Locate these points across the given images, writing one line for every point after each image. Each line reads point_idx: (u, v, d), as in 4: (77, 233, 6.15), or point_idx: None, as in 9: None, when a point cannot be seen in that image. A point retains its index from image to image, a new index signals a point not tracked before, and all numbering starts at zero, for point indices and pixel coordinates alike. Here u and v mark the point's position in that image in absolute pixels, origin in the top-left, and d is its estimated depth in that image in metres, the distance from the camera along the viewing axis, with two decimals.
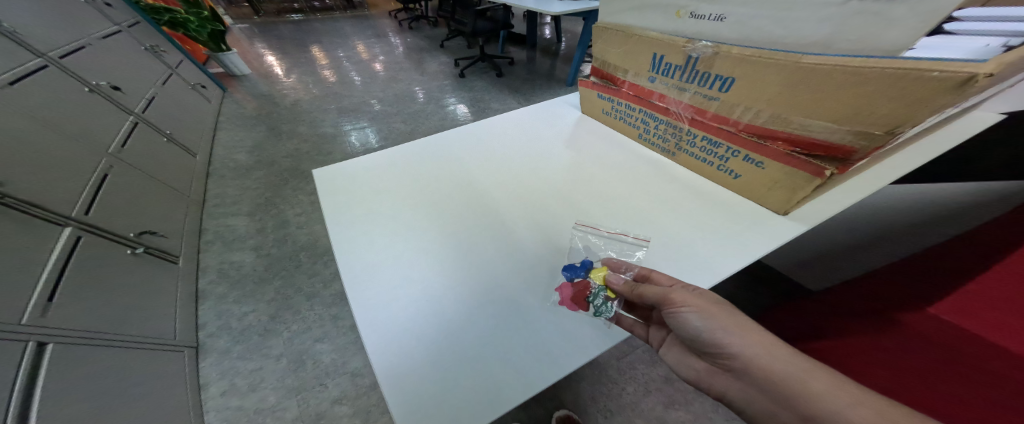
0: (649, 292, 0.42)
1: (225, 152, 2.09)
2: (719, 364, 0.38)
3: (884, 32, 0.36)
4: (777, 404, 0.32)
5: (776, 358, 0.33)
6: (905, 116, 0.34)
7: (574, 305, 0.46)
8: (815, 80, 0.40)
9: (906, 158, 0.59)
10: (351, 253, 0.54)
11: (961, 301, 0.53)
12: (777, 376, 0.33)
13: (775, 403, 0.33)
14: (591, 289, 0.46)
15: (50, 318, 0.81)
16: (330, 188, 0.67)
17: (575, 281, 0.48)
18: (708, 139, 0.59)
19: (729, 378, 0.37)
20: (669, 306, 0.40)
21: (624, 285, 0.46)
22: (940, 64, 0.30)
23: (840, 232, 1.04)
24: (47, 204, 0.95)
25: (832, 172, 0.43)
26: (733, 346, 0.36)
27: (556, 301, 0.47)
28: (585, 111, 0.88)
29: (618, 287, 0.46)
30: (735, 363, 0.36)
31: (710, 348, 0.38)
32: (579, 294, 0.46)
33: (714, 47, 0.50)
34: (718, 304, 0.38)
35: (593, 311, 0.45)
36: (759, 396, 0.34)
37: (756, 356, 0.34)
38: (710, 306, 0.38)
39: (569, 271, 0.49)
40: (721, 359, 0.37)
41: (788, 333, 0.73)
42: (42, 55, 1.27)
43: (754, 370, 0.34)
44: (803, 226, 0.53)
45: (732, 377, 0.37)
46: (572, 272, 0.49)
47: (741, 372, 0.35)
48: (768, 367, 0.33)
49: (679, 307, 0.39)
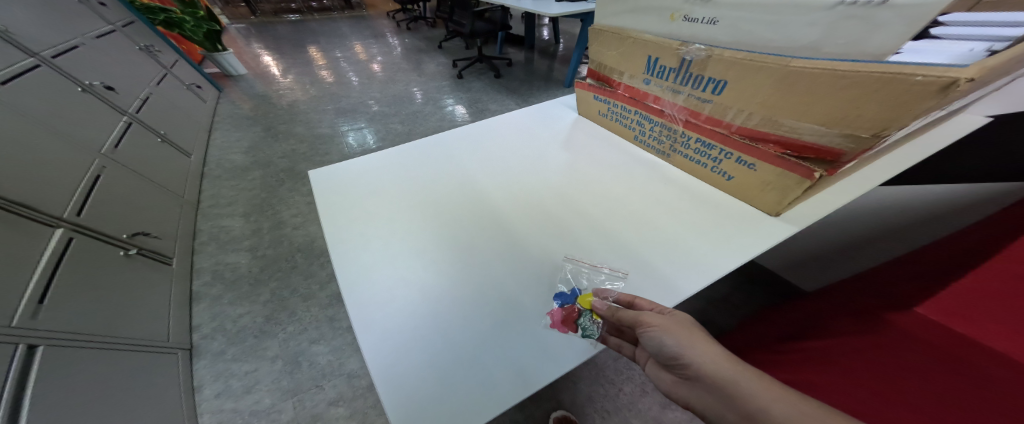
0: (624, 315, 0.42)
1: (220, 153, 2.08)
2: (681, 374, 0.37)
3: (871, 35, 0.37)
4: (725, 407, 0.31)
5: (724, 366, 0.32)
6: (891, 118, 0.35)
7: (563, 327, 0.45)
8: (804, 83, 0.41)
9: (894, 158, 0.60)
10: (346, 255, 0.54)
11: (948, 303, 0.53)
12: (724, 382, 0.32)
13: (722, 406, 0.32)
14: (579, 312, 0.46)
15: (41, 320, 0.80)
16: (326, 188, 0.67)
17: (566, 306, 0.47)
18: (702, 141, 0.59)
19: (689, 388, 0.36)
20: (641, 328, 0.40)
21: (607, 308, 0.45)
22: (924, 69, 0.31)
23: (833, 233, 1.06)
24: (38, 205, 0.94)
25: (821, 174, 0.44)
26: (689, 358, 0.35)
27: (546, 324, 0.46)
28: (581, 113, 0.89)
29: (603, 312, 0.45)
30: (692, 373, 0.35)
31: (668, 359, 0.38)
32: (568, 316, 0.46)
33: (707, 50, 0.51)
34: (682, 322, 0.38)
35: (582, 333, 0.45)
36: (711, 402, 0.33)
37: (704, 365, 0.34)
38: (674, 326, 0.38)
39: (560, 297, 0.47)
40: (680, 370, 0.36)
41: (782, 332, 0.74)
42: (35, 55, 1.25)
43: (706, 378, 0.33)
44: (794, 228, 0.54)
45: (689, 386, 0.36)
46: (563, 299, 0.47)
47: (697, 381, 0.34)
48: (718, 374, 0.32)
49: (648, 327, 0.39)
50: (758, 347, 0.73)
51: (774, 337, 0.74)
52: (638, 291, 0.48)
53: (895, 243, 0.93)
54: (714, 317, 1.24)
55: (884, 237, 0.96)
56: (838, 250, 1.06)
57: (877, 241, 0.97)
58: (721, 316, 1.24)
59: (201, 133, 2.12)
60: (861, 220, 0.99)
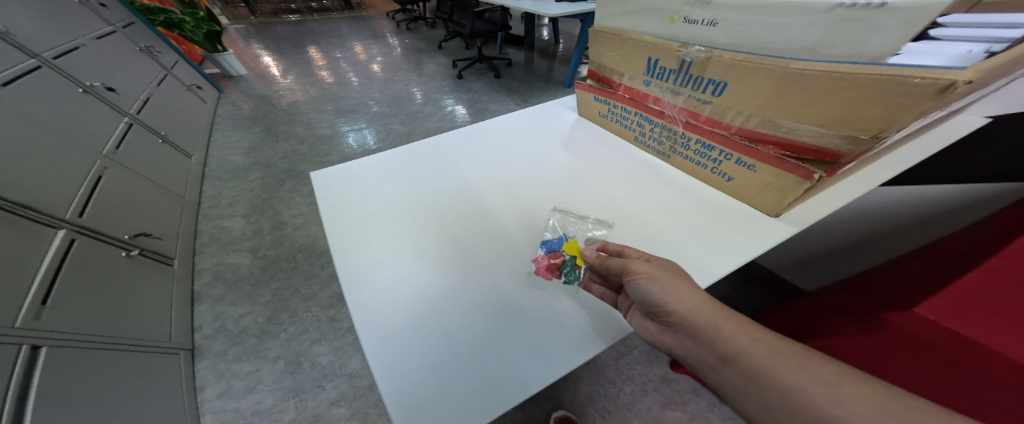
0: (612, 264, 0.43)
1: (221, 153, 2.08)
2: (663, 322, 0.39)
3: (872, 37, 0.37)
4: (705, 350, 0.35)
5: (703, 311, 0.35)
6: (890, 120, 0.35)
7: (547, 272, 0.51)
8: (803, 85, 0.41)
9: (892, 159, 0.60)
10: (348, 256, 0.54)
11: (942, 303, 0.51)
12: (703, 329, 0.35)
13: (702, 349, 0.35)
14: (563, 259, 0.51)
15: (44, 321, 0.80)
16: (327, 189, 0.67)
17: (551, 253, 0.53)
18: (702, 142, 0.59)
19: (672, 334, 0.38)
20: (627, 276, 0.41)
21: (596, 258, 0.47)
22: (922, 71, 0.31)
23: (832, 233, 1.06)
24: (40, 206, 0.95)
25: (820, 175, 0.44)
26: (671, 306, 0.37)
27: (533, 271, 0.52)
28: (581, 114, 0.89)
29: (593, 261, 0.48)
30: (674, 321, 0.37)
31: (650, 307, 0.39)
32: (553, 264, 0.51)
33: (706, 52, 0.51)
34: (667, 271, 0.40)
35: (564, 278, 0.50)
36: (691, 346, 0.36)
37: (683, 311, 0.36)
38: (656, 272, 0.39)
39: (547, 246, 0.53)
40: (663, 317, 0.38)
41: (783, 332, 0.75)
42: (36, 56, 1.26)
43: (687, 324, 0.36)
44: (794, 229, 0.54)
45: (672, 331, 0.38)
46: (549, 247, 0.53)
47: (678, 327, 0.37)
48: (698, 320, 0.35)
49: (634, 274, 0.40)
50: None
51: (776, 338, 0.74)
52: None
53: (896, 243, 0.93)
54: None
55: (880, 238, 0.97)
56: (839, 250, 1.06)
57: (874, 242, 0.98)
58: None
59: (202, 134, 2.12)
60: (860, 220, 0.99)
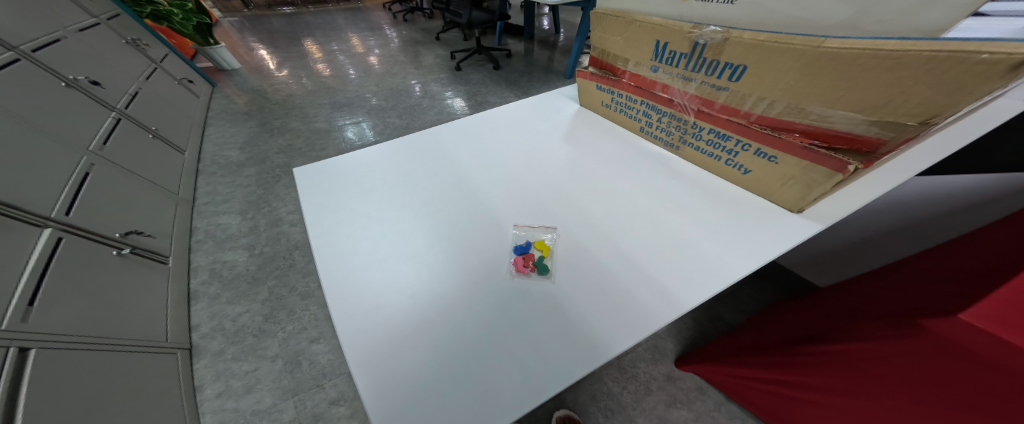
0: None
1: (214, 149, 2.04)
2: None
3: (923, 10, 0.33)
4: None
5: None
6: (945, 104, 0.31)
7: (523, 266, 0.49)
8: (837, 65, 0.37)
9: (925, 148, 0.56)
10: (331, 258, 0.51)
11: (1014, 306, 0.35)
12: None
13: None
14: (535, 259, 0.49)
15: (32, 323, 0.78)
16: (310, 186, 0.63)
17: (524, 255, 0.50)
18: (715, 132, 0.55)
19: None
20: None
21: None
22: (988, 45, 0.28)
23: (856, 225, 1.02)
24: (23, 205, 0.92)
25: (856, 167, 0.40)
26: None
27: (513, 272, 0.49)
28: (584, 104, 0.84)
29: None
30: None
31: None
32: (526, 261, 0.49)
33: (723, 33, 0.46)
34: None
35: (540, 272, 0.48)
36: None
37: None
38: None
39: (519, 249, 0.51)
40: None
41: (800, 334, 0.71)
42: (14, 49, 1.21)
43: None
44: (819, 225, 0.50)
45: None
46: (521, 250, 0.51)
47: None
48: None
49: None
50: (773, 352, 0.72)
51: (789, 341, 0.72)
52: (646, 297, 0.45)
53: (927, 236, 0.89)
54: (721, 313, 1.25)
55: (898, 231, 0.95)
56: (858, 242, 1.04)
57: (894, 234, 0.96)
58: (728, 311, 1.25)
59: (195, 129, 2.08)
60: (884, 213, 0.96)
